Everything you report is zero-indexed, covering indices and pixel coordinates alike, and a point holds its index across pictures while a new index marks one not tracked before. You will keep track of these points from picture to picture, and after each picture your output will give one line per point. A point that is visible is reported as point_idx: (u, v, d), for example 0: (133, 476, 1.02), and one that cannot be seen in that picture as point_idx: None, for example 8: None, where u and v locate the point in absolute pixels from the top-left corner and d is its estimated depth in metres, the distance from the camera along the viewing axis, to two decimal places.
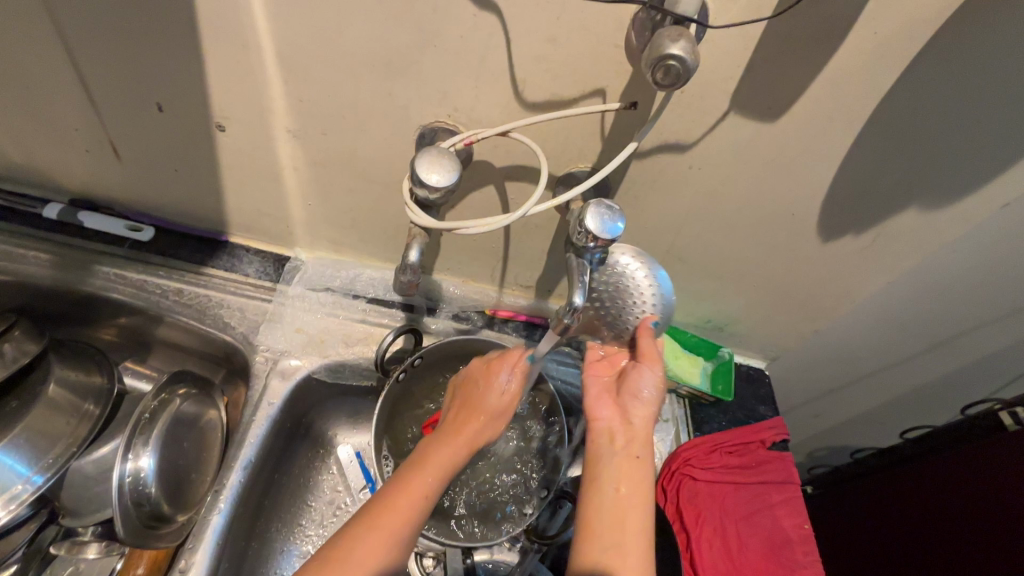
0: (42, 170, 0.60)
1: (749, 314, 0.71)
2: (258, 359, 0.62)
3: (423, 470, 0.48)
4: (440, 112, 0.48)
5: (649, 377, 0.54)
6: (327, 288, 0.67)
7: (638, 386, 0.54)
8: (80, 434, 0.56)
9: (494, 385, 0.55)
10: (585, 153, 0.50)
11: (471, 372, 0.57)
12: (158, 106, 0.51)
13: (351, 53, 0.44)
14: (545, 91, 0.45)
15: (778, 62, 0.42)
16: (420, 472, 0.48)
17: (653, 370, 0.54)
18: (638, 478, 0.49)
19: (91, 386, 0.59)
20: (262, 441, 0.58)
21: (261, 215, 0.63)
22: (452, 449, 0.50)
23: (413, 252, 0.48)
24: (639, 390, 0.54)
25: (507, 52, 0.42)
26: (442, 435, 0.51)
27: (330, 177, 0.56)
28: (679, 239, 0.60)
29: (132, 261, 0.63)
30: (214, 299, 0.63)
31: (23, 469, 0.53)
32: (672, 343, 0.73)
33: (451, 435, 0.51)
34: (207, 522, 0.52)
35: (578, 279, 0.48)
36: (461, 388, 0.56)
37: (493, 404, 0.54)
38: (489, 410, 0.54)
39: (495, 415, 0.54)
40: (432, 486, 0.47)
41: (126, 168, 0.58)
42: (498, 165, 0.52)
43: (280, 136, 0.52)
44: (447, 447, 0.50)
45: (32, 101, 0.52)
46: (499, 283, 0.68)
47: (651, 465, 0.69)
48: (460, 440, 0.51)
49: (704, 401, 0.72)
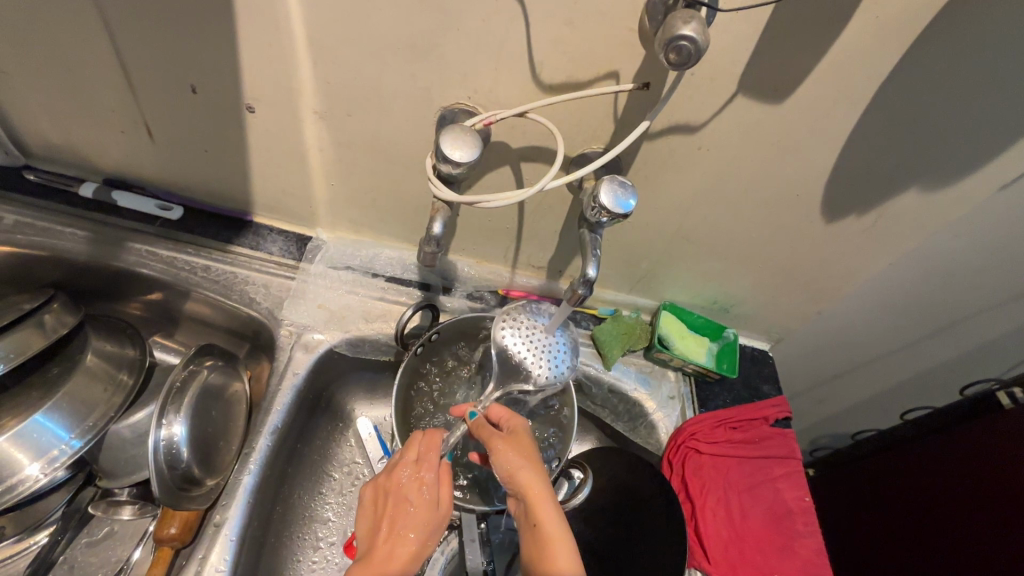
0: (78, 150, 0.63)
1: (755, 295, 0.73)
2: (283, 333, 0.65)
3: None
4: (461, 94, 0.51)
5: (503, 459, 0.51)
6: (348, 267, 0.70)
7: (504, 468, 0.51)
8: (117, 401, 0.60)
9: (419, 494, 0.52)
10: (599, 135, 0.53)
11: (387, 482, 0.53)
12: (192, 87, 0.53)
13: (376, 36, 0.47)
14: (562, 73, 0.47)
15: (784, 45, 0.44)
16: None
17: (512, 449, 0.52)
18: (548, 526, 0.47)
19: (125, 357, 0.62)
20: (288, 409, 0.61)
21: (285, 195, 0.65)
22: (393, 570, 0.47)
23: (437, 225, 0.51)
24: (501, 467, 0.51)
25: (527, 35, 0.45)
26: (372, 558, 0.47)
27: (353, 158, 0.58)
28: (687, 220, 0.62)
29: (162, 239, 0.66)
30: (241, 276, 0.66)
31: (63, 433, 0.56)
32: (678, 323, 0.76)
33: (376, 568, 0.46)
34: (238, 481, 0.55)
35: (591, 252, 0.51)
36: (369, 502, 0.52)
37: (418, 515, 0.50)
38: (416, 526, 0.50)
39: (429, 533, 0.50)
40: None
41: (159, 148, 0.61)
42: (514, 146, 0.55)
43: (306, 117, 0.55)
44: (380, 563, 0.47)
45: (73, 83, 0.54)
46: (512, 264, 0.71)
47: (658, 438, 0.72)
48: (394, 563, 0.47)
49: (709, 379, 0.75)
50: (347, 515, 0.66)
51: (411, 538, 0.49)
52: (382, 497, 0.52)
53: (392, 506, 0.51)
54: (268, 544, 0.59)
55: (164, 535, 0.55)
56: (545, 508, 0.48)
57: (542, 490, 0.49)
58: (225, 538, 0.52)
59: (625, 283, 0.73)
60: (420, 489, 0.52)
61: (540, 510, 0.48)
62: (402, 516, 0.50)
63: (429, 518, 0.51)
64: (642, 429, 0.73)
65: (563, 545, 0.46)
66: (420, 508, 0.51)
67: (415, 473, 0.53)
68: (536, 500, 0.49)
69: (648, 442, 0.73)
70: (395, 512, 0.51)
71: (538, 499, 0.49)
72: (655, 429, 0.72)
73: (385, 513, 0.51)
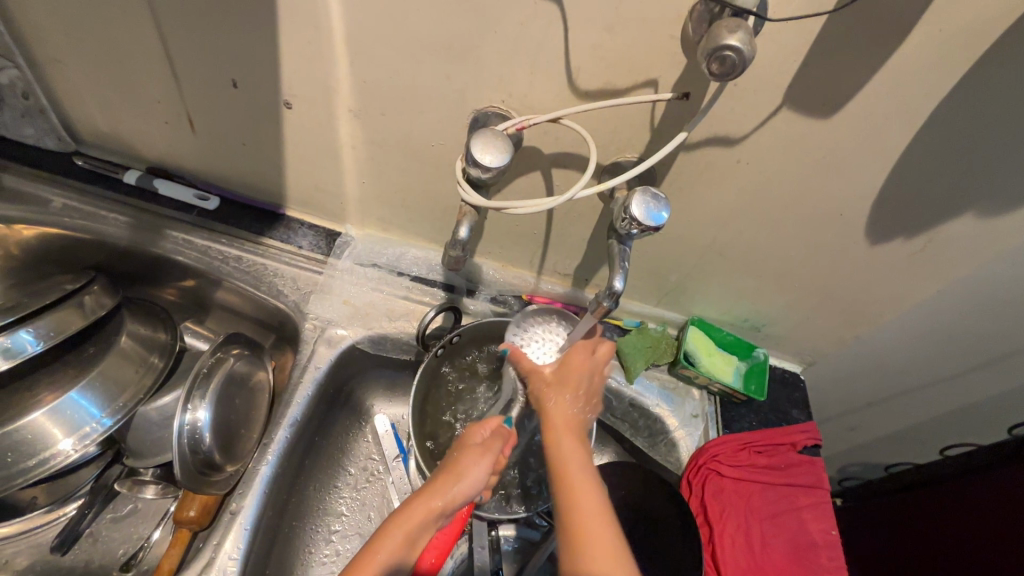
0: (125, 139, 0.65)
1: (790, 314, 0.70)
2: (308, 326, 0.65)
3: (431, 497, 0.49)
4: (494, 98, 0.50)
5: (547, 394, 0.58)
6: (374, 264, 0.70)
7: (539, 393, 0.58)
8: (146, 383, 0.62)
9: (483, 454, 0.52)
10: (633, 143, 0.51)
11: (467, 436, 0.55)
12: (233, 82, 0.54)
13: (414, 37, 0.47)
14: (598, 79, 0.47)
15: (834, 59, 0.42)
16: (459, 489, 0.49)
17: (551, 386, 0.58)
18: (575, 463, 0.52)
19: (157, 341, 0.65)
20: (307, 402, 0.62)
21: (318, 191, 0.66)
22: (483, 466, 0.51)
23: (463, 229, 0.50)
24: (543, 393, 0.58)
25: (565, 40, 0.44)
26: (451, 468, 0.51)
27: (385, 157, 0.59)
28: (721, 234, 0.60)
29: (198, 227, 0.68)
30: (270, 268, 0.68)
31: (95, 411, 0.58)
32: (707, 340, 0.73)
33: (427, 494, 0.49)
34: (256, 471, 0.56)
35: (619, 264, 0.49)
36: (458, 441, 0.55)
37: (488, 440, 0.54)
38: (462, 488, 0.50)
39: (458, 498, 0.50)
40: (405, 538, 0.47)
41: (199, 140, 0.62)
42: (546, 152, 0.54)
43: (341, 116, 0.55)
44: (459, 472, 0.50)
45: (122, 74, 0.56)
46: (537, 269, 0.70)
47: (678, 456, 0.71)
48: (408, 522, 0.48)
49: (735, 400, 0.72)
50: (360, 511, 0.67)
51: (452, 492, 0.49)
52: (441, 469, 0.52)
53: (464, 454, 0.52)
54: (282, 535, 0.60)
55: (183, 517, 0.57)
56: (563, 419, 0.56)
57: (575, 429, 0.55)
58: (240, 527, 0.53)
59: (652, 295, 0.72)
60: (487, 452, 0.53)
61: (560, 420, 0.56)
62: (495, 443, 0.53)
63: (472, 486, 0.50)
64: (662, 447, 0.72)
65: (569, 430, 0.55)
66: (486, 464, 0.51)
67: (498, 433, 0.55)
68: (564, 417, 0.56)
69: (668, 460, 0.71)
70: (463, 461, 0.51)
71: (564, 439, 0.54)
72: (675, 448, 0.70)
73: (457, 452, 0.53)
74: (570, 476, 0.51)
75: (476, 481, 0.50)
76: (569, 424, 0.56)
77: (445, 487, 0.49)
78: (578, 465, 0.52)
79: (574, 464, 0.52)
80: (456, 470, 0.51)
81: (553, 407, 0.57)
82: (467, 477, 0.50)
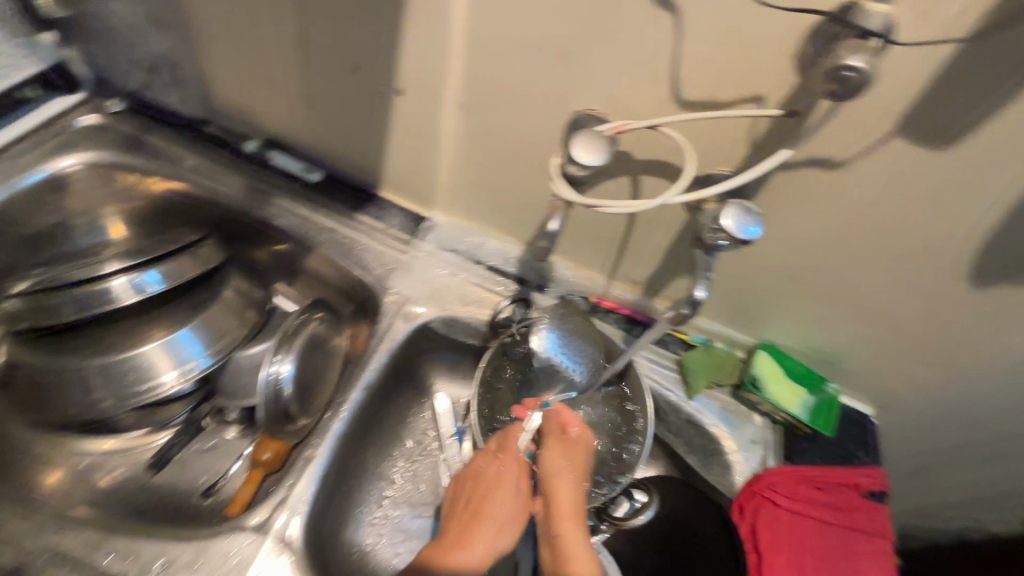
0: (251, 112, 0.72)
1: (869, 353, 0.67)
2: (388, 300, 0.69)
3: (449, 550, 0.57)
4: (594, 101, 0.52)
5: (555, 480, 0.60)
6: (455, 250, 0.74)
7: (545, 462, 0.61)
8: (242, 333, 0.68)
9: (493, 514, 0.59)
10: (728, 157, 0.52)
11: (477, 487, 0.61)
12: (354, 68, 0.59)
13: (528, 37, 0.49)
14: (702, 91, 0.47)
15: (957, 90, 0.41)
16: (478, 539, 0.58)
17: (556, 460, 0.61)
18: (581, 556, 0.55)
19: (254, 297, 0.72)
20: (381, 369, 0.66)
21: (412, 175, 0.70)
22: (493, 522, 0.59)
23: (554, 222, 0.52)
24: (552, 466, 0.61)
25: (675, 50, 0.45)
26: (472, 523, 0.59)
27: (480, 148, 0.62)
28: (806, 259, 0.59)
29: (301, 198, 0.73)
30: (359, 242, 0.72)
31: (197, 351, 0.65)
32: (777, 368, 0.70)
33: (453, 547, 0.57)
34: (330, 424, 0.60)
35: (702, 274, 0.49)
36: (470, 489, 0.62)
37: (508, 493, 0.60)
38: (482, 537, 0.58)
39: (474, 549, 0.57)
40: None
41: (314, 118, 0.68)
42: (637, 158, 0.55)
43: (446, 106, 0.59)
44: (485, 531, 0.58)
45: (259, 53, 0.63)
46: (609, 273, 0.71)
47: (730, 481, 0.68)
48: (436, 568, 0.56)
49: (799, 432, 0.70)
50: (412, 481, 0.70)
51: (470, 543, 0.57)
52: (457, 525, 0.59)
53: (479, 511, 0.59)
54: (342, 490, 0.63)
55: (260, 459, 0.62)
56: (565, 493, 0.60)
57: (573, 502, 0.60)
58: (312, 473, 0.56)
59: (723, 313, 0.71)
60: (495, 507, 0.60)
61: (564, 497, 0.59)
62: (502, 503, 0.60)
63: (489, 541, 0.58)
64: (715, 469, 0.70)
65: (570, 506, 0.59)
66: (495, 518, 0.59)
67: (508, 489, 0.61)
68: (566, 488, 0.60)
69: (721, 483, 0.69)
70: (478, 517, 0.59)
71: (566, 514, 0.58)
72: (729, 470, 0.68)
73: (471, 502, 0.60)
74: (574, 552, 0.55)
75: (492, 533, 0.59)
76: (570, 501, 0.59)
77: (469, 550, 0.57)
78: (579, 542, 0.56)
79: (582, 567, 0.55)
80: (473, 524, 0.58)
81: (557, 481, 0.60)
82: (483, 532, 0.58)
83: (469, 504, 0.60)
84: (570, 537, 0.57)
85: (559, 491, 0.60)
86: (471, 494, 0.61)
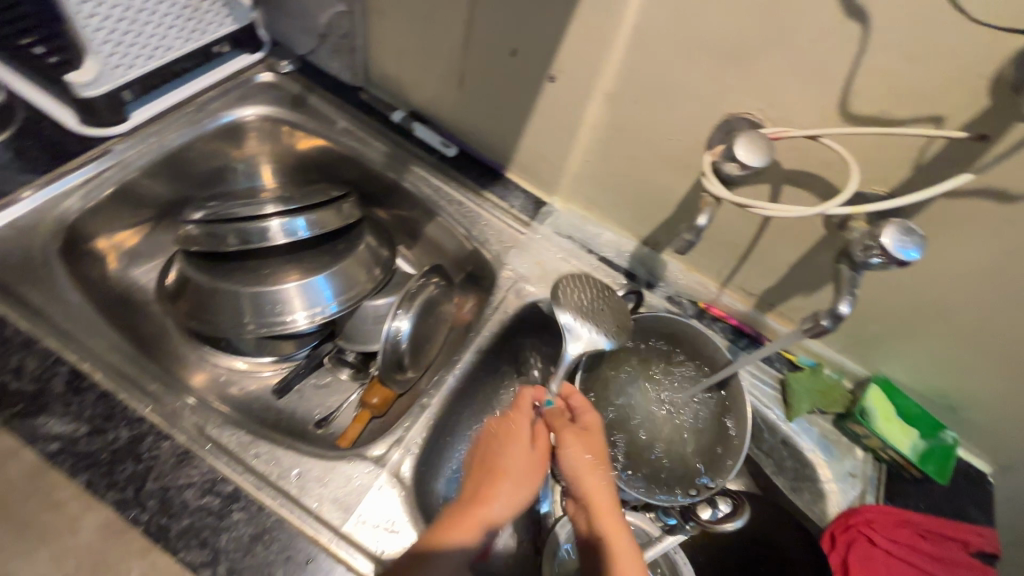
0: (402, 84, 0.78)
1: (1000, 406, 0.62)
2: (504, 275, 0.73)
3: (467, 520, 0.49)
4: (753, 105, 0.52)
5: (577, 465, 0.54)
6: (570, 237, 0.76)
7: (567, 444, 0.55)
8: (370, 286, 0.75)
9: (508, 482, 0.52)
10: (887, 177, 0.50)
11: (490, 457, 0.54)
12: (513, 51, 0.62)
13: (699, 36, 0.51)
14: (875, 106, 0.47)
15: None
16: (491, 511, 0.50)
17: (583, 442, 0.56)
18: (625, 550, 0.50)
19: (381, 257, 0.77)
20: (491, 336, 0.69)
21: (542, 160, 0.73)
22: (511, 493, 0.52)
23: (703, 217, 0.53)
24: (579, 457, 0.55)
25: (855, 62, 0.45)
26: (485, 495, 0.51)
27: (620, 141, 0.64)
28: (950, 294, 0.56)
29: (434, 169, 0.78)
30: (483, 218, 0.77)
31: (327, 297, 0.70)
32: (887, 404, 0.67)
33: (469, 515, 0.49)
34: (444, 379, 0.64)
35: (848, 289, 0.49)
36: (478, 465, 0.54)
37: (525, 460, 0.54)
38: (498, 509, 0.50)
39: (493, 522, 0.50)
40: (464, 560, 0.47)
41: (462, 95, 0.72)
42: (784, 167, 0.54)
43: (596, 96, 0.61)
44: (508, 484, 0.52)
45: (426, 30, 0.68)
46: (723, 281, 0.70)
47: (823, 509, 0.67)
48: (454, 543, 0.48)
49: (904, 475, 0.67)
50: None
51: (488, 516, 0.50)
52: (472, 492, 0.52)
53: (495, 480, 0.52)
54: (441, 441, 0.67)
55: (369, 401, 0.67)
56: (599, 481, 0.54)
57: (607, 486, 0.54)
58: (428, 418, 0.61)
59: (838, 339, 0.68)
60: (512, 478, 0.53)
61: (598, 486, 0.53)
62: (521, 476, 0.53)
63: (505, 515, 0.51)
64: (805, 495, 0.68)
65: (607, 494, 0.53)
66: (513, 489, 0.52)
67: (521, 464, 0.54)
68: (596, 473, 0.54)
69: (809, 510, 0.68)
70: (493, 487, 0.51)
71: (603, 506, 0.52)
72: (822, 499, 0.67)
73: (484, 475, 0.53)
74: (619, 548, 0.50)
75: (507, 506, 0.51)
76: (605, 491, 0.53)
77: (492, 504, 0.50)
78: (621, 534, 0.51)
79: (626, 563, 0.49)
80: (491, 492, 0.51)
81: (584, 464, 0.54)
82: (499, 503, 0.51)
83: (481, 477, 0.53)
84: (609, 530, 0.51)
85: (588, 477, 0.54)
86: (482, 468, 0.54)
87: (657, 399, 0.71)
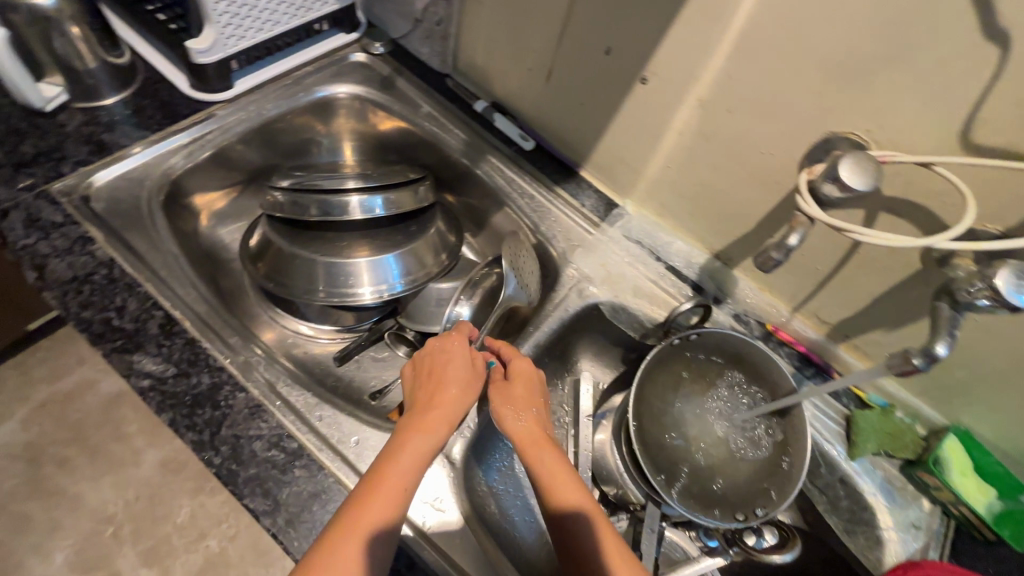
0: (488, 74, 0.79)
1: None
2: (568, 273, 0.73)
3: (411, 442, 0.52)
4: (861, 125, 0.50)
5: (504, 410, 0.57)
6: (639, 242, 0.75)
7: (501, 388, 0.59)
8: (435, 270, 0.76)
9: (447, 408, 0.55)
10: (1004, 214, 0.47)
11: (429, 391, 0.57)
12: (607, 49, 0.62)
13: (811, 48, 0.48)
14: (1003, 137, 0.43)
15: None
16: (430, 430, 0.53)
17: (513, 387, 0.59)
18: (564, 479, 0.53)
19: (447, 243, 0.78)
20: (550, 333, 0.70)
21: (620, 162, 0.72)
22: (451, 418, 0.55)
23: (794, 237, 0.50)
24: (517, 400, 0.58)
25: (987, 87, 0.42)
26: (426, 420, 0.53)
27: (706, 149, 0.62)
28: None
29: (510, 161, 0.79)
30: (553, 214, 0.77)
31: (394, 275, 0.73)
32: (963, 455, 0.63)
33: (413, 439, 0.52)
34: None
35: (947, 331, 0.46)
36: (420, 397, 0.57)
37: (465, 372, 0.59)
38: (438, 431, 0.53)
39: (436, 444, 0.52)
40: (425, 458, 0.51)
41: (547, 90, 0.73)
42: (885, 194, 0.51)
43: (688, 102, 0.60)
44: (442, 412, 0.55)
45: (521, 22, 0.68)
46: (797, 305, 0.67)
47: (879, 557, 0.63)
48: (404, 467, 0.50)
49: (975, 535, 0.62)
50: None
51: (430, 436, 0.53)
52: (414, 419, 0.54)
53: (433, 406, 0.55)
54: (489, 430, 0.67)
55: None
56: (531, 418, 0.57)
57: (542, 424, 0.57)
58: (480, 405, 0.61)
59: (918, 381, 0.64)
60: (449, 402, 0.56)
61: (536, 428, 0.56)
62: (459, 398, 0.56)
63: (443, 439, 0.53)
64: (860, 539, 0.65)
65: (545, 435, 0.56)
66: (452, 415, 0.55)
67: (457, 391, 0.57)
68: (530, 410, 0.58)
69: (864, 556, 0.64)
70: (433, 413, 0.54)
71: (540, 442, 0.55)
72: (880, 546, 0.63)
73: (423, 406, 0.56)
74: (561, 478, 0.53)
75: (446, 429, 0.54)
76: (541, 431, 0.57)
77: (432, 431, 0.53)
78: (560, 466, 0.54)
79: (565, 485, 0.52)
80: (428, 415, 0.54)
81: (518, 408, 0.58)
82: (439, 425, 0.54)
83: (423, 405, 0.56)
84: (548, 461, 0.54)
85: (525, 416, 0.57)
86: (423, 399, 0.56)
87: (713, 416, 0.68)
